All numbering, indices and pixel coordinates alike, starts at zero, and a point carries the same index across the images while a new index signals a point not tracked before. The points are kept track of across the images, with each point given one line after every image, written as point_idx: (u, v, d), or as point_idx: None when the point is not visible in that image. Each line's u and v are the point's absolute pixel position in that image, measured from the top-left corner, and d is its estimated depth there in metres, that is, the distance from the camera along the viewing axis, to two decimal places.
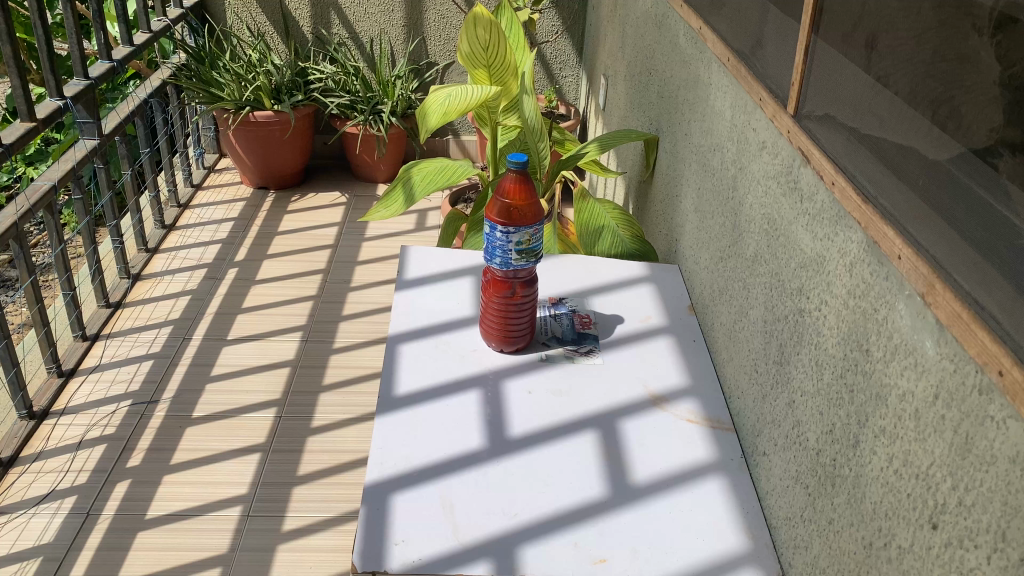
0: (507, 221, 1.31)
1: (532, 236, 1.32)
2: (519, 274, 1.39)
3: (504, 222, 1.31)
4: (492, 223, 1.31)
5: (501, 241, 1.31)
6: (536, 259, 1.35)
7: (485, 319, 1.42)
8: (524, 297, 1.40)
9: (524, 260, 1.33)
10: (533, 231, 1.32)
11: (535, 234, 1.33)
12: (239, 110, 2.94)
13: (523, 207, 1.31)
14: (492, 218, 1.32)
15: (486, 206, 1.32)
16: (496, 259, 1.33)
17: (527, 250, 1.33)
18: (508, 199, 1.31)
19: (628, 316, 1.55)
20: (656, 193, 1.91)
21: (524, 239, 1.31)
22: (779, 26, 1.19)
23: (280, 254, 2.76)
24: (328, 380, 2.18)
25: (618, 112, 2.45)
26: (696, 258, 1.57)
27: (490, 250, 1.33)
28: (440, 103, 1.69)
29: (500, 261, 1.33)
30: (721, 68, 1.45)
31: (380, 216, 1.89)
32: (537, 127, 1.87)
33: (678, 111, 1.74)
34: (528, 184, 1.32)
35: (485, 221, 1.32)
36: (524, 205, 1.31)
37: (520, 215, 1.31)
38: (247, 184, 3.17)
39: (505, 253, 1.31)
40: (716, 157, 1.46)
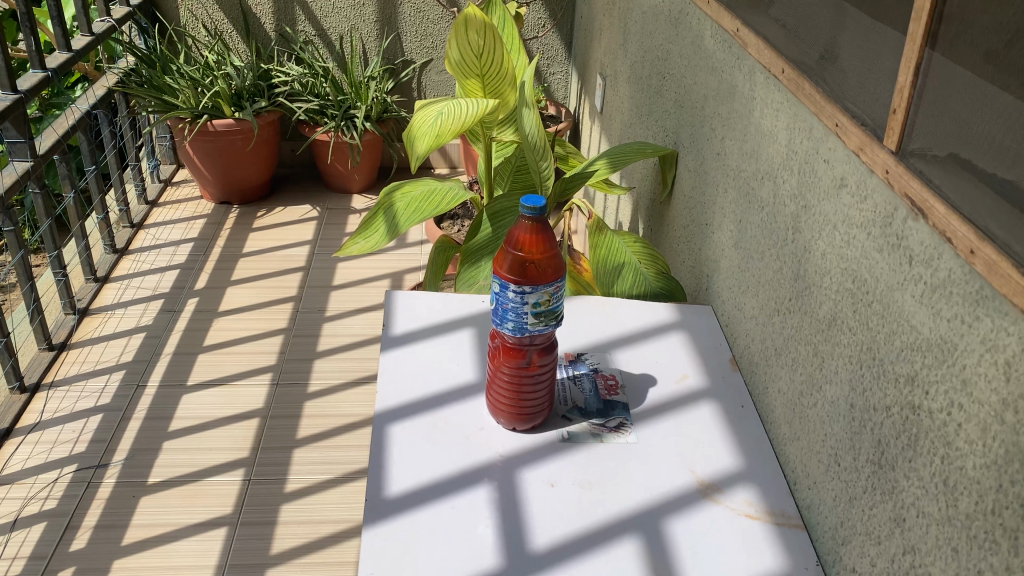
0: (520, 280, 1.05)
1: (554, 296, 1.07)
2: (535, 339, 1.14)
3: (518, 280, 1.05)
4: (503, 282, 1.06)
5: (513, 303, 1.06)
6: (556, 321, 1.10)
7: (493, 398, 1.16)
8: (540, 366, 1.14)
9: (542, 324, 1.08)
10: (555, 288, 1.06)
11: (556, 293, 1.07)
12: (196, 119, 2.65)
13: (541, 261, 1.05)
14: (502, 274, 1.06)
15: (495, 261, 1.06)
16: (508, 324, 1.08)
17: (545, 312, 1.07)
18: (522, 250, 1.05)
19: (661, 376, 1.30)
20: (676, 216, 1.67)
21: (543, 300, 1.06)
22: (864, 35, 0.94)
23: (246, 279, 2.48)
24: (303, 433, 1.92)
25: (620, 118, 2.20)
26: (738, 302, 1.33)
27: (500, 312, 1.08)
28: (430, 122, 1.43)
29: (513, 327, 1.08)
30: (770, 80, 1.21)
31: (358, 248, 1.62)
32: (539, 144, 1.61)
33: (707, 126, 1.49)
34: (547, 231, 1.06)
35: (494, 279, 1.06)
36: (542, 259, 1.05)
37: (537, 272, 1.05)
38: (208, 199, 2.89)
39: (520, 317, 1.06)
40: (766, 188, 1.22)
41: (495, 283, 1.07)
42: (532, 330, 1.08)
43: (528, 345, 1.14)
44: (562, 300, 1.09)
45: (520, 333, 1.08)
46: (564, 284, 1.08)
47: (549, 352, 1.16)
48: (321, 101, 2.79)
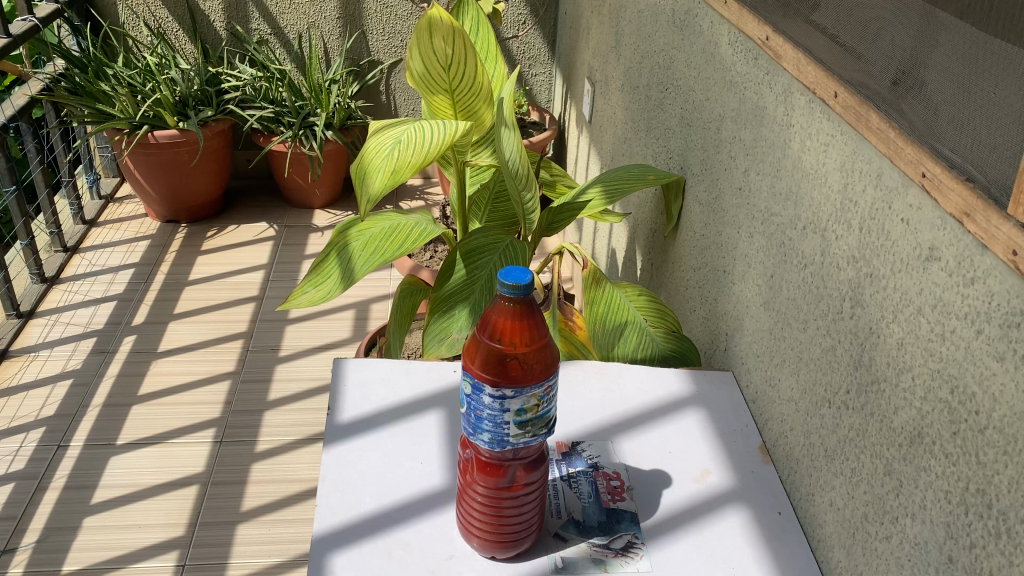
0: (500, 382, 0.78)
1: (544, 399, 0.81)
2: (519, 452, 0.87)
3: (498, 382, 0.78)
4: (476, 383, 0.79)
5: (489, 411, 0.80)
6: (547, 430, 0.83)
7: (466, 524, 0.89)
8: (527, 485, 0.88)
9: (527, 436, 0.81)
10: (546, 390, 0.80)
11: (547, 394, 0.81)
12: (135, 130, 2.36)
13: (527, 356, 0.79)
14: (475, 372, 0.79)
15: (467, 354, 0.80)
16: (483, 435, 0.82)
17: (532, 420, 0.81)
18: (502, 342, 0.79)
19: (676, 473, 1.04)
20: (684, 256, 1.41)
21: (530, 406, 0.80)
22: (975, 56, 0.68)
23: (191, 312, 2.20)
24: (249, 505, 1.65)
25: (612, 130, 1.94)
26: (770, 377, 1.07)
27: (471, 419, 0.82)
28: (385, 155, 1.16)
29: (489, 441, 0.82)
30: (814, 105, 0.95)
31: (306, 299, 1.35)
32: (521, 171, 1.35)
33: (724, 152, 1.23)
34: (532, 314, 0.79)
35: (465, 378, 0.80)
36: (527, 351, 0.79)
37: (522, 371, 0.79)
38: (153, 217, 2.60)
39: (498, 428, 0.80)
40: (809, 241, 0.96)
41: (465, 383, 0.81)
42: (517, 444, 0.82)
43: (510, 458, 0.87)
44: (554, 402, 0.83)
45: (500, 448, 0.82)
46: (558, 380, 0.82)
47: (538, 459, 0.89)
48: (276, 108, 2.49)
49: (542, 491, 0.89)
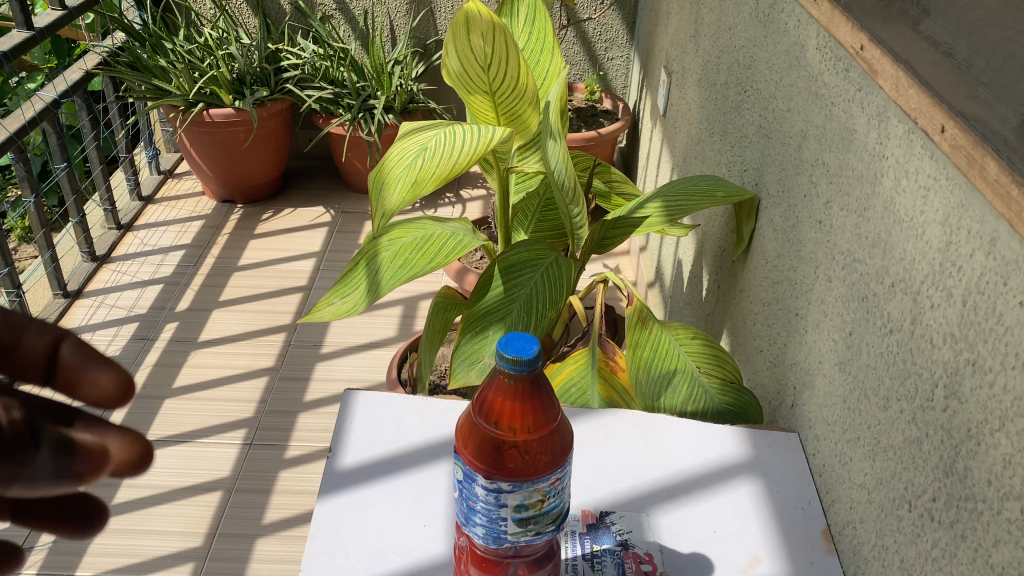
0: (495, 473, 0.65)
1: (553, 494, 0.66)
2: (523, 548, 0.74)
3: (494, 475, 0.64)
4: (469, 470, 0.66)
5: (483, 505, 0.66)
6: (554, 527, 0.69)
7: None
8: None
9: (529, 535, 0.67)
10: (555, 483, 0.66)
11: (557, 487, 0.67)
12: (191, 108, 2.29)
13: (532, 441, 0.65)
14: (468, 457, 0.66)
15: (461, 433, 0.67)
16: (476, 529, 0.68)
17: (536, 517, 0.67)
18: (501, 426, 0.65)
19: (719, 560, 0.89)
20: (754, 286, 1.24)
21: (532, 502, 0.65)
22: None
23: (237, 300, 2.13)
24: (272, 517, 1.56)
25: (685, 130, 1.76)
26: (840, 452, 0.91)
27: (463, 507, 0.69)
28: (407, 163, 1.03)
29: (484, 536, 0.68)
30: (914, 138, 0.77)
31: (330, 311, 1.23)
32: (568, 185, 1.19)
33: (803, 175, 1.05)
34: (540, 393, 0.65)
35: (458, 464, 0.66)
36: (529, 437, 0.65)
37: (525, 461, 0.65)
38: (210, 196, 2.55)
39: (493, 526, 0.66)
40: (897, 303, 0.79)
41: (457, 467, 0.67)
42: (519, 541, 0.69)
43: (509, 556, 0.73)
44: (566, 492, 0.68)
45: (499, 545, 0.69)
46: (571, 467, 0.68)
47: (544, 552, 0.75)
48: (336, 89, 2.38)
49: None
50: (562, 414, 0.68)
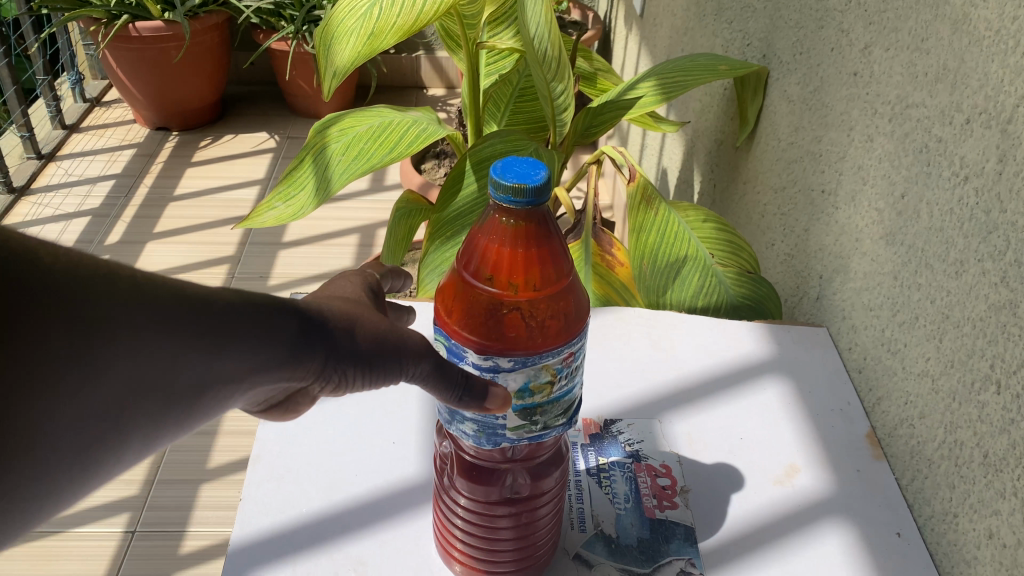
0: (489, 346, 0.51)
1: (565, 378, 0.53)
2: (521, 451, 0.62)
3: (490, 343, 0.51)
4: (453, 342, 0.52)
5: None
6: (565, 422, 0.55)
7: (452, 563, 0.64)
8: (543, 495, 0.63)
9: (533, 431, 0.54)
10: (569, 362, 0.52)
11: (570, 368, 0.53)
12: (114, 21, 2.06)
13: (538, 302, 0.51)
14: (453, 325, 0.53)
15: (447, 298, 0.54)
16: (464, 425, 0.54)
17: (542, 407, 0.53)
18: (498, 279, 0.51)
19: (748, 469, 0.74)
20: (763, 172, 1.08)
21: (540, 386, 0.51)
22: None
23: (174, 231, 1.93)
24: (218, 460, 1.39)
25: (668, 21, 1.58)
26: (888, 340, 0.76)
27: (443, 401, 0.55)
28: (361, 11, 0.85)
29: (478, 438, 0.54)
30: None
31: (273, 217, 1.06)
32: (550, 54, 1.02)
33: (830, 24, 0.89)
34: (542, 239, 0.51)
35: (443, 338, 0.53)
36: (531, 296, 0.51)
37: (527, 327, 0.51)
38: (142, 124, 2.32)
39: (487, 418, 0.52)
40: (975, 142, 0.64)
41: (441, 342, 0.54)
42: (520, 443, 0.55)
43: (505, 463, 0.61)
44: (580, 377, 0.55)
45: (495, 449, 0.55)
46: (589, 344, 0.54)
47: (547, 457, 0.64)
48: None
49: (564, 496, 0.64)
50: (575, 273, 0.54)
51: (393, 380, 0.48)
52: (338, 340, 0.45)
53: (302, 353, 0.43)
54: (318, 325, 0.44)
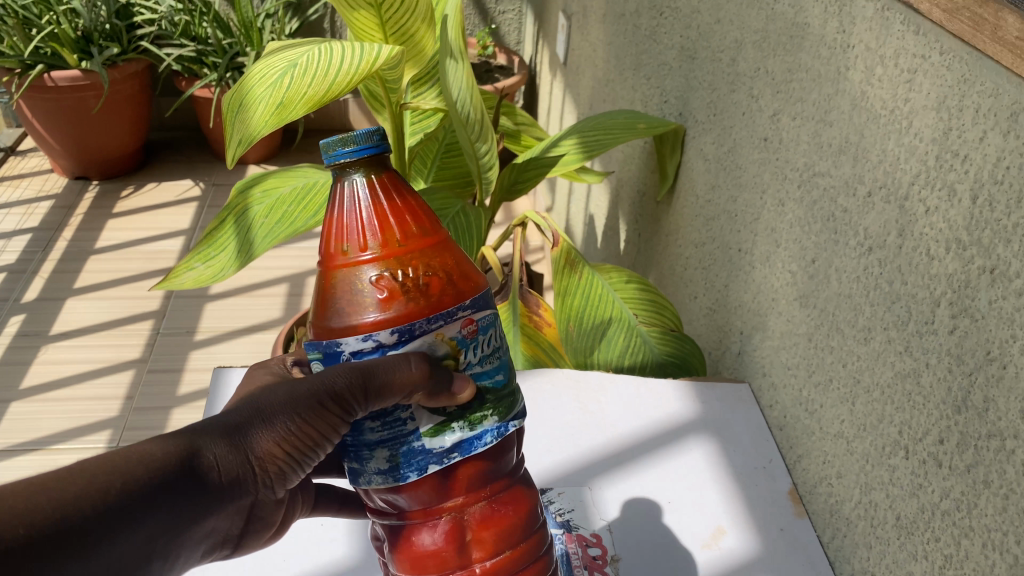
0: (372, 313, 0.55)
1: (469, 353, 0.57)
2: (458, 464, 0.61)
3: (375, 297, 0.55)
4: (341, 323, 0.56)
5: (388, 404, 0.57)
6: (488, 418, 0.60)
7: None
8: (490, 551, 0.63)
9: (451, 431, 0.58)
10: (470, 335, 0.57)
11: (475, 349, 0.58)
12: (28, 70, 2.02)
13: (416, 247, 0.58)
14: (331, 319, 0.57)
15: (322, 287, 0.58)
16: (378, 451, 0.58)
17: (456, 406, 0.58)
18: (369, 238, 0.57)
19: (676, 532, 0.75)
20: (683, 227, 1.11)
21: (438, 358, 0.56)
22: None
23: (94, 286, 1.88)
24: None
25: (591, 70, 1.62)
26: (806, 400, 0.78)
27: (352, 453, 0.59)
28: (271, 81, 0.85)
29: (394, 466, 0.57)
30: (890, 16, 0.65)
31: (191, 278, 1.06)
32: (473, 117, 1.03)
33: (742, 89, 0.92)
34: (404, 200, 0.59)
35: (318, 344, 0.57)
36: (400, 250, 0.57)
37: (404, 279, 0.56)
38: (60, 173, 2.26)
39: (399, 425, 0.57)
40: (877, 215, 0.67)
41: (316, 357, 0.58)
42: (444, 454, 0.58)
43: (453, 502, 0.62)
44: (493, 368, 0.60)
45: (417, 473, 0.57)
46: (495, 330, 0.59)
47: (504, 500, 0.64)
48: (199, 46, 2.14)
49: (518, 556, 0.64)
50: (446, 231, 0.61)
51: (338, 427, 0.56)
52: (253, 436, 0.54)
53: (226, 466, 0.52)
54: (238, 433, 0.54)
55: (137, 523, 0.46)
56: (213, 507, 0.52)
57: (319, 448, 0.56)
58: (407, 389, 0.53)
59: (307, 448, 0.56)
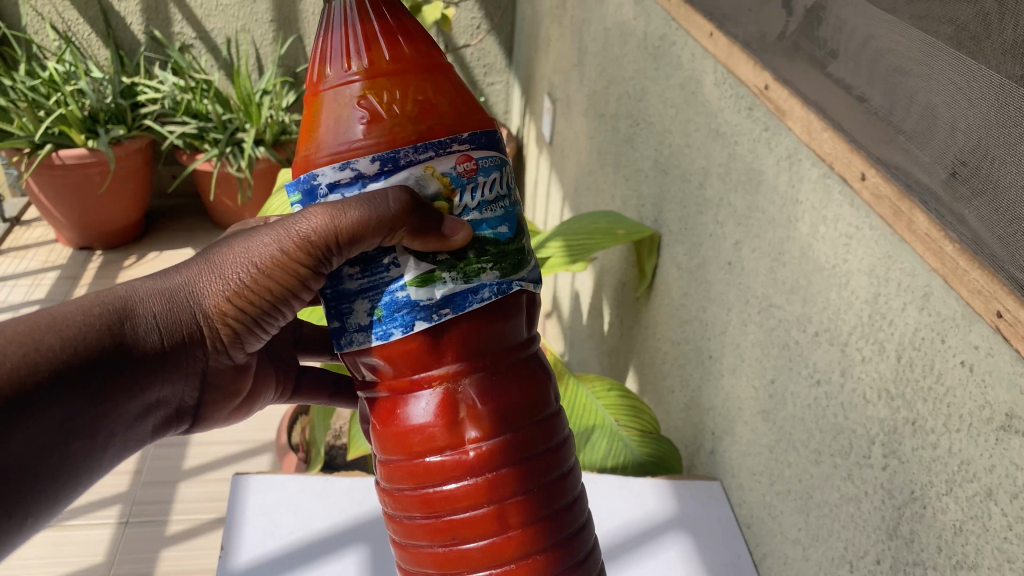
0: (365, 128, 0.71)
1: (464, 193, 0.71)
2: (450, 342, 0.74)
3: (360, 116, 0.72)
4: (327, 130, 0.73)
5: (384, 277, 0.71)
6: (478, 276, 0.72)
7: (383, 479, 0.81)
8: (474, 418, 0.76)
9: (435, 290, 0.71)
10: (466, 173, 0.71)
11: (473, 193, 0.71)
12: (37, 150, 2.10)
13: (405, 71, 0.74)
14: (321, 143, 0.73)
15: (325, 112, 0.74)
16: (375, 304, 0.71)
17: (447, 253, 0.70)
18: (362, 66, 0.73)
19: None
20: (660, 323, 1.21)
21: (428, 181, 0.70)
22: None
23: None
24: None
25: (574, 156, 1.73)
26: (769, 504, 0.87)
27: (333, 307, 0.74)
28: None
29: (376, 317, 0.71)
30: (830, 184, 0.75)
31: None
32: None
33: (709, 212, 1.02)
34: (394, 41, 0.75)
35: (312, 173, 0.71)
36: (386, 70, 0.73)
37: (390, 97, 0.72)
38: (64, 243, 2.34)
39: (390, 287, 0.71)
40: (823, 353, 0.76)
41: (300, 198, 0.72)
42: (433, 307, 0.71)
43: (446, 370, 0.75)
44: (494, 218, 0.72)
45: (402, 324, 0.71)
46: (494, 178, 0.73)
47: (490, 375, 0.77)
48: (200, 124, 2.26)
49: (510, 448, 0.77)
50: (445, 59, 0.78)
51: (274, 308, 0.73)
52: (199, 312, 0.72)
53: (172, 342, 0.71)
54: (189, 308, 0.72)
55: (86, 390, 0.65)
56: (154, 365, 0.71)
57: (269, 311, 0.74)
58: (389, 224, 0.67)
59: (269, 310, 0.74)
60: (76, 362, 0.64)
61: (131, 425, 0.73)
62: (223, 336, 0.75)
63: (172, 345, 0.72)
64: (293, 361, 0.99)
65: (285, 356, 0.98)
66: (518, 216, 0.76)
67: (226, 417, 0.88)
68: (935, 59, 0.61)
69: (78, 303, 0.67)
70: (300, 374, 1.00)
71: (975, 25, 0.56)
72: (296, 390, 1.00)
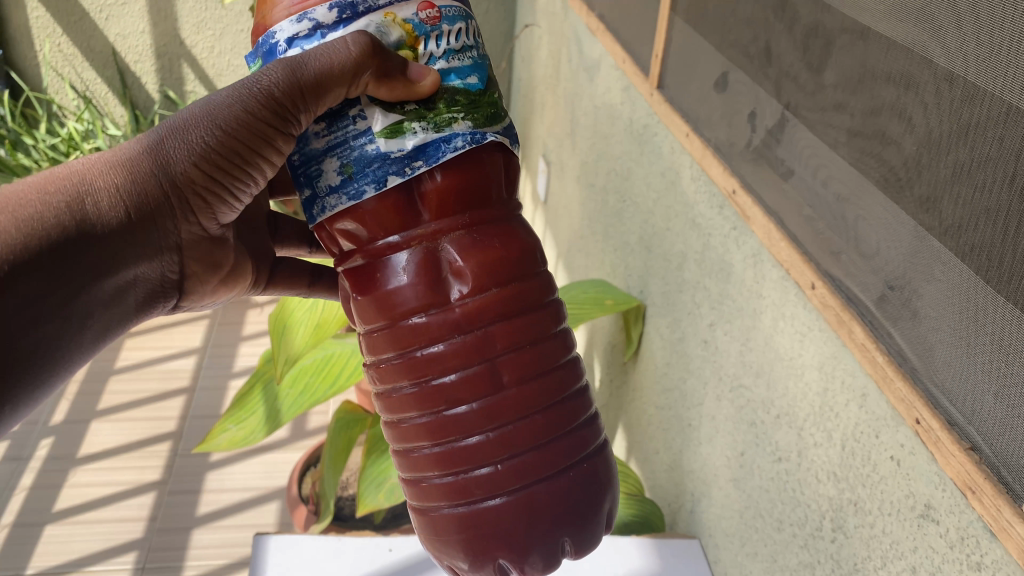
0: None
1: (429, 40, 0.73)
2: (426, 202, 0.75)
3: None
4: None
5: (352, 134, 0.72)
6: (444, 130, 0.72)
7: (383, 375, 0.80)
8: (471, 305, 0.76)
9: (401, 142, 0.71)
10: (429, 21, 0.73)
11: (438, 41, 0.73)
12: None
13: None
14: (271, 7, 0.73)
15: None
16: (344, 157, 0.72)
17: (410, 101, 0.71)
18: None
19: None
20: (645, 387, 1.31)
21: (386, 32, 0.71)
22: (961, 304, 0.60)
23: (115, 411, 2.10)
24: None
25: (567, 218, 1.84)
26: (740, 564, 0.97)
27: (302, 174, 0.75)
28: None
29: (347, 175, 0.72)
30: (788, 287, 0.85)
31: (227, 439, 1.26)
32: None
33: (687, 293, 1.13)
34: None
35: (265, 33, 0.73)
36: None
37: None
38: None
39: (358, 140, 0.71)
40: (784, 434, 0.86)
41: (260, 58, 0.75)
42: (406, 158, 0.72)
43: (426, 230, 0.76)
44: (461, 68, 0.74)
45: (375, 178, 0.71)
46: (460, 28, 0.74)
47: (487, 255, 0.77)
48: None
49: (510, 335, 0.77)
50: None
51: (249, 155, 0.74)
52: (168, 169, 0.73)
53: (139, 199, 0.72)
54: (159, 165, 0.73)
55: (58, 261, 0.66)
56: (126, 229, 0.72)
57: (241, 160, 0.74)
58: (352, 65, 0.68)
59: (236, 168, 0.75)
60: (41, 243, 0.65)
61: (113, 302, 0.74)
62: (193, 201, 0.76)
63: (141, 214, 0.73)
64: (269, 252, 1.00)
65: (262, 244, 0.99)
66: (486, 70, 0.77)
67: (213, 289, 0.89)
68: (870, 195, 0.71)
69: (35, 184, 0.68)
70: (275, 263, 1.00)
71: (896, 172, 0.67)
72: (272, 279, 1.00)
